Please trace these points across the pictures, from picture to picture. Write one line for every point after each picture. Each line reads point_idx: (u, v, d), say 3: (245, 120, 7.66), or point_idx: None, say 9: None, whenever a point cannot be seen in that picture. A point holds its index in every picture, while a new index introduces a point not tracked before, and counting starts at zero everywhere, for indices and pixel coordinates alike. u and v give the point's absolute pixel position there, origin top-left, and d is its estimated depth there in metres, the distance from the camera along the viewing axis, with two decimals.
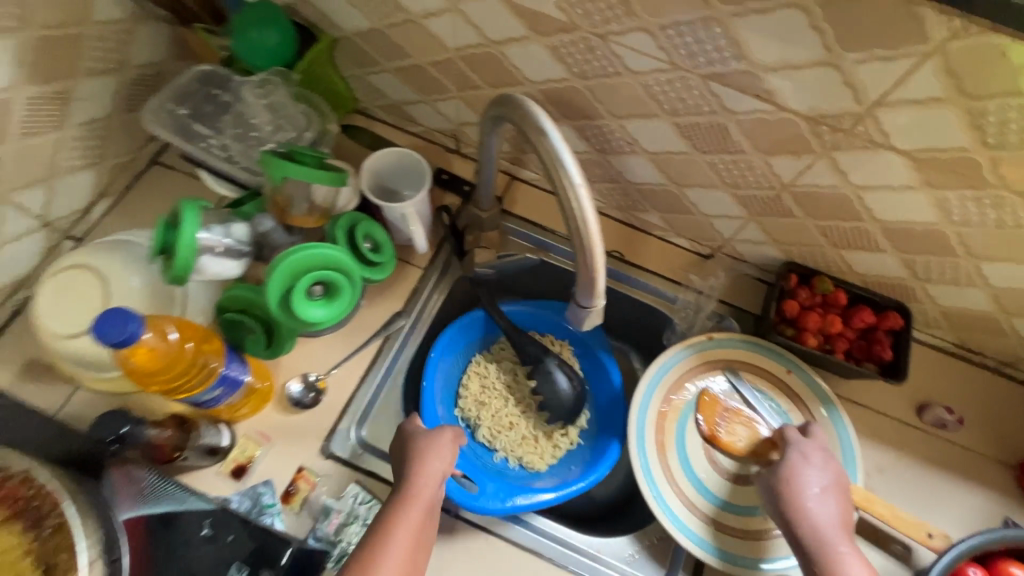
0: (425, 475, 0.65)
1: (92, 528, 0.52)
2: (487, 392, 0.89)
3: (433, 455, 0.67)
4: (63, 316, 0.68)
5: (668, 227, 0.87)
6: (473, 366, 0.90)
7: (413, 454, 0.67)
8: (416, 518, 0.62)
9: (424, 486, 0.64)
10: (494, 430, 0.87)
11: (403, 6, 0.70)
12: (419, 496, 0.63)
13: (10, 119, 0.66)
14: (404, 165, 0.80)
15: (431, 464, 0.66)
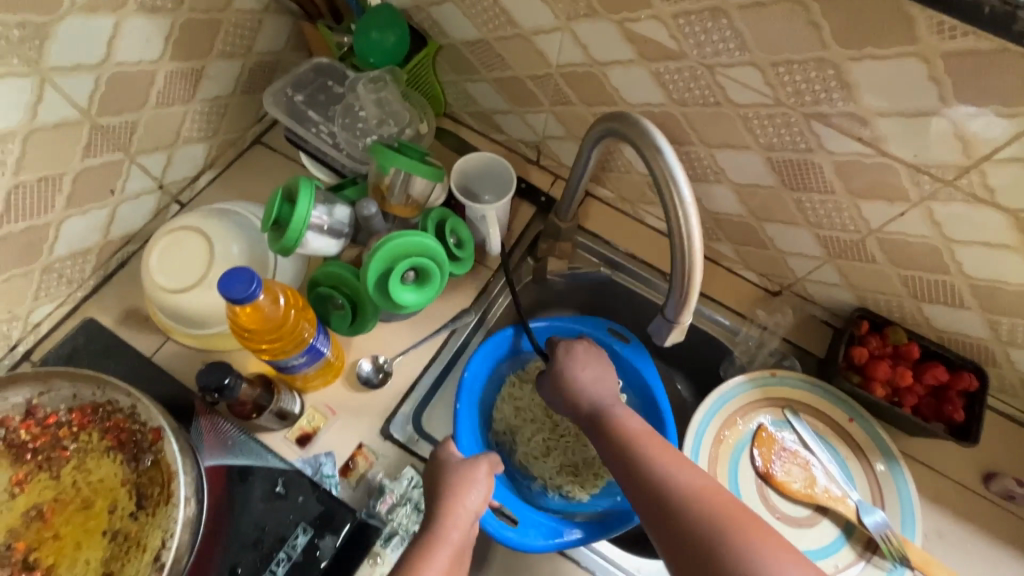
0: (456, 517, 0.62)
1: (190, 465, 0.56)
2: (520, 418, 0.88)
3: (469, 491, 0.64)
4: (170, 272, 0.73)
5: (739, 260, 0.87)
6: (507, 387, 0.89)
7: (445, 489, 0.64)
8: (441, 562, 0.59)
9: (454, 528, 0.62)
10: (530, 456, 0.86)
11: (515, 21, 0.73)
12: (447, 539, 0.61)
13: (150, 89, 0.73)
14: (492, 169, 0.82)
15: (462, 503, 0.63)
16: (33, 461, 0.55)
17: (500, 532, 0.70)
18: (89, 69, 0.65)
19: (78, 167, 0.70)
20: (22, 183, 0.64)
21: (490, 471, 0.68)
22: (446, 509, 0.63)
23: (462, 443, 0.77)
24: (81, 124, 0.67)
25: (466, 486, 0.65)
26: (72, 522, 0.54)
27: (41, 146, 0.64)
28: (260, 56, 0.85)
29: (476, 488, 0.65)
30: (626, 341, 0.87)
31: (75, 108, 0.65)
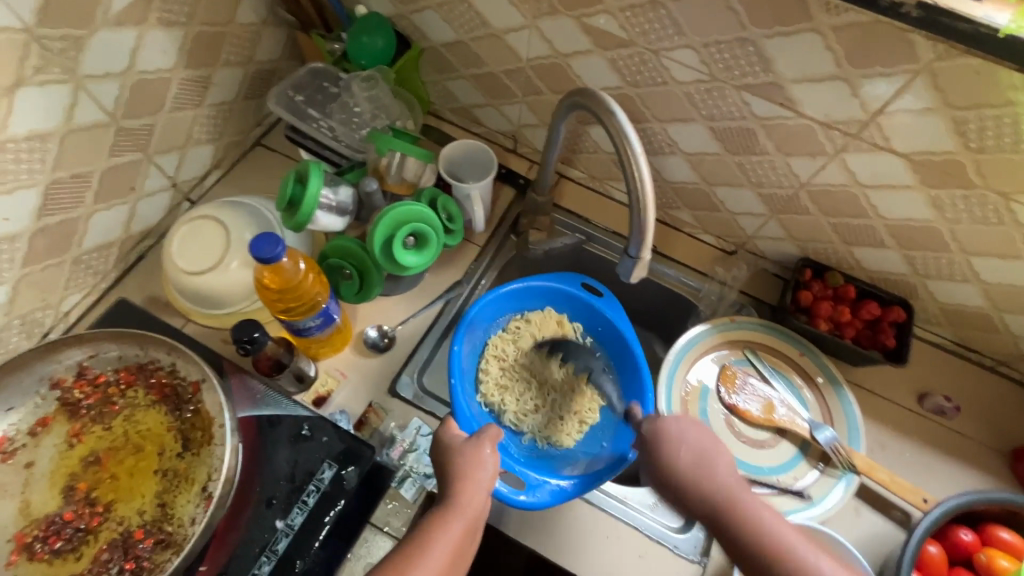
0: (471, 488, 0.64)
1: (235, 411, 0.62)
2: (504, 380, 0.91)
3: (489, 465, 0.66)
4: (189, 256, 0.81)
5: (698, 225, 0.98)
6: (490, 349, 0.93)
7: (456, 471, 0.65)
8: (457, 533, 0.61)
9: (468, 501, 0.63)
10: (520, 414, 0.90)
11: (488, 22, 0.84)
12: (461, 511, 0.62)
13: (165, 94, 0.81)
14: (474, 156, 0.91)
15: (478, 474, 0.65)
16: (87, 415, 0.63)
17: (509, 498, 0.74)
18: (116, 76, 0.73)
19: (106, 165, 0.77)
20: (59, 179, 0.72)
21: (494, 446, 0.68)
22: (460, 484, 0.64)
23: (461, 418, 0.79)
24: (108, 125, 0.75)
25: (481, 462, 0.66)
26: (125, 463, 0.62)
27: (75, 146, 0.72)
28: (260, 65, 0.95)
29: (489, 464, 0.67)
30: (600, 293, 0.93)
31: (103, 111, 0.74)
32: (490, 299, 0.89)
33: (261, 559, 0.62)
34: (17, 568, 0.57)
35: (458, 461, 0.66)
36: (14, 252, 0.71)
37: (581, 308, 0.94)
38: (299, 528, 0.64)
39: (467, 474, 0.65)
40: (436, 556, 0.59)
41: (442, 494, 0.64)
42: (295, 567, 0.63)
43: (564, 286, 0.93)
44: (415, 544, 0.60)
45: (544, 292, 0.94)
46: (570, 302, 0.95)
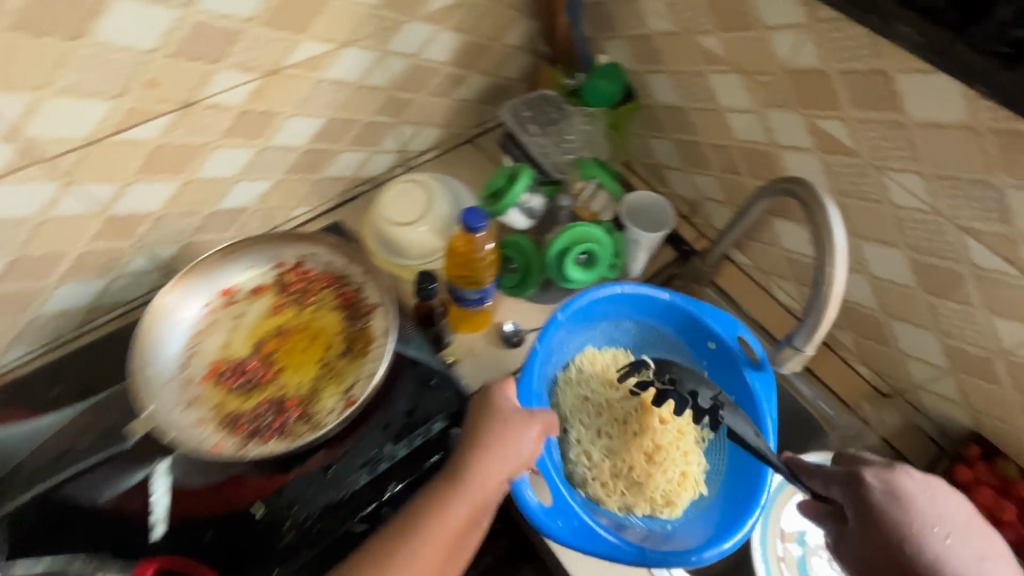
0: (488, 466, 0.64)
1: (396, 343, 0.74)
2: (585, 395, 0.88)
3: (508, 447, 0.65)
4: (395, 207, 0.96)
5: (857, 354, 0.92)
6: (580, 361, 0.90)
7: (472, 450, 0.65)
8: (460, 516, 0.61)
9: (476, 487, 0.63)
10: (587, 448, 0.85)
11: (716, 98, 0.91)
12: (467, 497, 0.62)
13: (430, 80, 0.99)
14: (655, 210, 0.95)
15: (494, 465, 0.64)
16: (288, 297, 0.77)
17: (535, 513, 0.71)
18: (407, 57, 0.92)
19: (368, 120, 0.96)
20: (337, 117, 0.91)
21: (541, 432, 0.68)
22: (473, 462, 0.64)
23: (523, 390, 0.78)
24: (384, 91, 0.94)
25: (497, 438, 0.66)
26: (300, 345, 0.75)
27: (358, 97, 0.91)
28: (502, 80, 1.11)
29: (520, 449, 0.66)
30: (755, 362, 0.85)
31: (386, 79, 0.92)
32: (598, 293, 0.86)
33: (365, 470, 0.69)
34: (203, 388, 0.71)
35: (480, 436, 0.65)
36: (286, 160, 0.91)
37: (727, 363, 0.88)
38: (400, 459, 0.70)
39: (491, 454, 0.64)
40: (428, 535, 0.59)
41: (458, 464, 0.64)
42: (387, 490, 0.69)
43: (657, 309, 0.89)
44: (421, 510, 0.61)
45: (671, 310, 0.88)
46: (699, 338, 0.89)
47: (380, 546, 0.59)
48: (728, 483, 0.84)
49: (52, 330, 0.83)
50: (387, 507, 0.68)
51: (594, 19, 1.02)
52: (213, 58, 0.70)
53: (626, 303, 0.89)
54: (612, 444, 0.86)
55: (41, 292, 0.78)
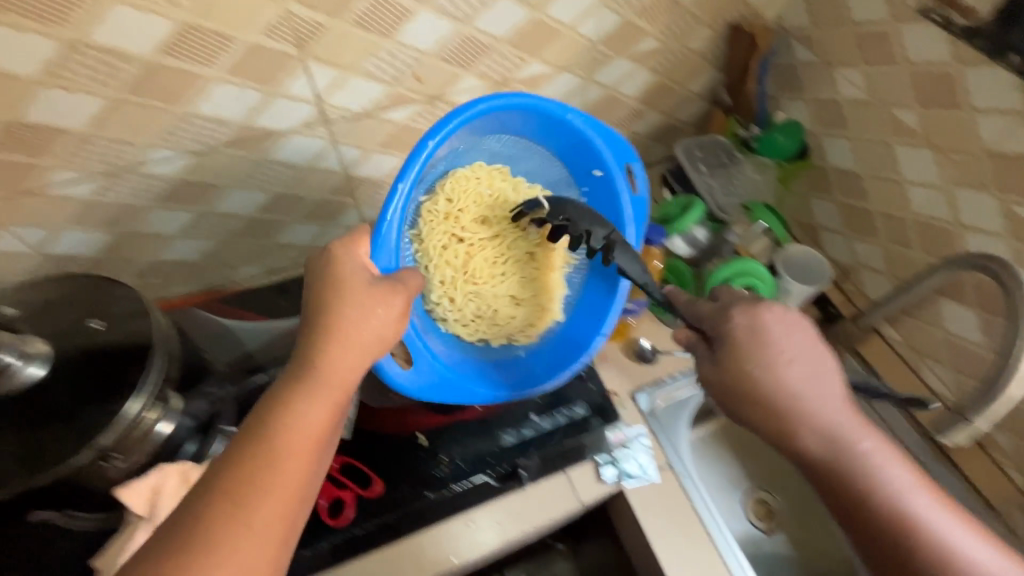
0: (350, 355, 0.54)
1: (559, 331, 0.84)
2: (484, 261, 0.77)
3: (358, 317, 0.55)
4: None
5: (1012, 456, 0.88)
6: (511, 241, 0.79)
7: (333, 328, 0.54)
8: (312, 432, 0.51)
9: (334, 385, 0.53)
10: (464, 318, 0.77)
11: (899, 170, 0.92)
12: (324, 391, 0.53)
13: (616, 111, 1.10)
14: (811, 266, 0.98)
15: (348, 346, 0.54)
16: None
17: (404, 385, 0.66)
18: (604, 88, 1.03)
19: None
20: None
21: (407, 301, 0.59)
22: (331, 348, 0.54)
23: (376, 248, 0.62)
24: (575, 113, 1.06)
25: (344, 309, 0.55)
26: None
27: None
28: (675, 121, 1.19)
29: (370, 322, 0.56)
30: (636, 191, 0.77)
31: (581, 104, 1.04)
32: (480, 108, 0.65)
33: (514, 431, 0.79)
34: None
35: (341, 311, 0.55)
36: None
37: (604, 194, 0.77)
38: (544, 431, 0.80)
39: (349, 317, 0.55)
40: (285, 461, 0.49)
41: (305, 359, 0.53)
42: (528, 454, 0.78)
43: (600, 152, 0.73)
44: (284, 410, 0.51)
45: (576, 132, 0.73)
46: (573, 166, 0.78)
47: (239, 455, 0.49)
48: (578, 312, 0.81)
49: (275, 258, 1.02)
50: (526, 468, 0.77)
51: (781, 79, 1.08)
52: (466, 64, 0.86)
53: (499, 105, 0.67)
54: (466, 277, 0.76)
55: (281, 225, 0.97)
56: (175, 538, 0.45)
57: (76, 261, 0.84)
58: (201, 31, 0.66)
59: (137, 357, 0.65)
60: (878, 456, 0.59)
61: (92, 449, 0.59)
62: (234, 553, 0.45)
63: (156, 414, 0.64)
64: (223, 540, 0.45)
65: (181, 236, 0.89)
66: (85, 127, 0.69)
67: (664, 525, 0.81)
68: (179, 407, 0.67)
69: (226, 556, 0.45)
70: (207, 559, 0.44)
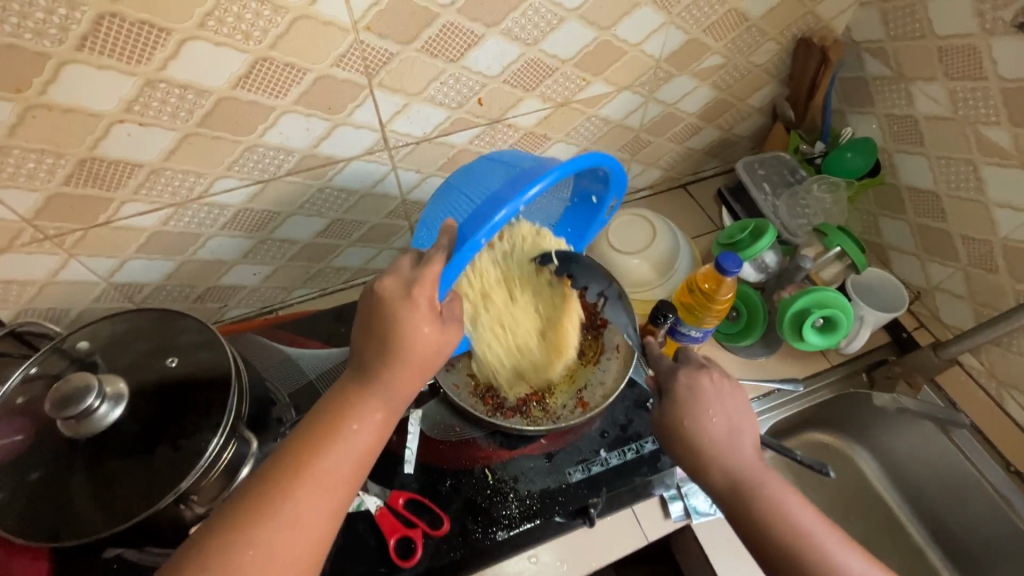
0: (411, 375, 0.54)
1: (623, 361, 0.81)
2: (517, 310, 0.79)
3: (417, 336, 0.53)
4: (621, 237, 1.02)
5: None
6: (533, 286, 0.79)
7: (393, 337, 0.53)
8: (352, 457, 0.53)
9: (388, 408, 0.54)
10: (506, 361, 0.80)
11: (984, 191, 0.87)
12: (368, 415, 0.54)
13: (673, 128, 1.06)
14: (884, 291, 0.94)
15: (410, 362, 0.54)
16: None
17: None
18: (664, 105, 1.00)
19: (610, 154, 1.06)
20: (589, 148, 1.01)
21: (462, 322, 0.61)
22: (393, 368, 0.54)
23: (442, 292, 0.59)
24: (633, 132, 1.03)
25: (404, 327, 0.53)
26: None
27: (611, 134, 1.01)
28: (731, 136, 1.15)
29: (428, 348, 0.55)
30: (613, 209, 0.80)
31: (640, 122, 1.01)
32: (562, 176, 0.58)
33: (581, 466, 0.76)
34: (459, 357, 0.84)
35: (402, 326, 0.53)
36: None
37: (584, 214, 0.80)
38: (612, 466, 0.77)
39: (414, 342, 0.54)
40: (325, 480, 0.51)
41: (367, 371, 0.54)
42: (598, 491, 0.75)
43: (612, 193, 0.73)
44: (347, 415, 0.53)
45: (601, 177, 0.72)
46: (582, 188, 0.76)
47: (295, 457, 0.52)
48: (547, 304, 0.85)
49: (328, 280, 1.01)
50: (596, 507, 0.74)
51: (849, 93, 1.03)
52: (529, 87, 0.84)
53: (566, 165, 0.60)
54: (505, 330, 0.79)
55: (337, 248, 0.96)
56: (227, 525, 0.48)
57: (139, 288, 0.84)
58: (273, 64, 0.65)
59: (211, 394, 0.65)
60: (819, 531, 0.56)
61: (173, 494, 0.58)
62: (283, 532, 0.48)
63: (232, 451, 0.63)
64: (278, 518, 0.49)
65: (240, 262, 0.88)
66: (157, 159, 0.69)
67: (735, 565, 0.77)
68: (255, 448, 0.66)
69: (275, 530, 0.48)
70: (258, 534, 0.48)
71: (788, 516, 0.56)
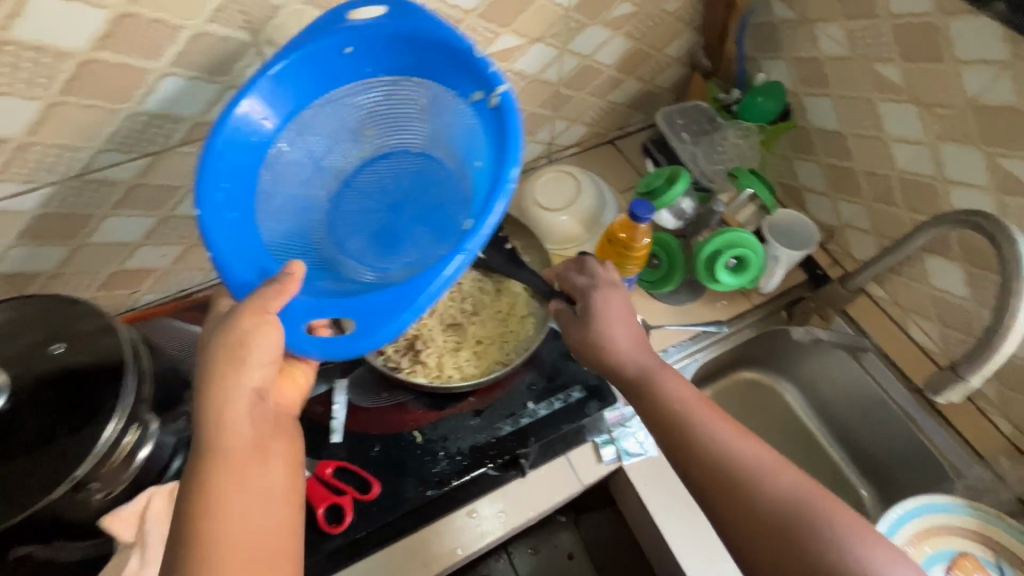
0: (240, 404, 0.56)
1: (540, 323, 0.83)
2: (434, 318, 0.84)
3: (240, 370, 0.56)
4: (547, 194, 1.03)
5: (997, 404, 0.90)
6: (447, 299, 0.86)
7: (222, 371, 0.56)
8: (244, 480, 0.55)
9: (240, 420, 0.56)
10: (439, 366, 0.80)
11: (882, 126, 0.91)
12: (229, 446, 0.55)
13: (592, 81, 1.05)
14: (798, 230, 0.97)
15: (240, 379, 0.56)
16: None
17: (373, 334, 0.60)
18: (580, 57, 0.98)
19: (532, 110, 1.04)
20: None
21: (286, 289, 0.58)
22: (217, 400, 0.55)
23: (241, 283, 0.63)
24: (552, 86, 1.01)
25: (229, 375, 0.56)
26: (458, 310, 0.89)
27: (530, 89, 0.99)
28: (654, 87, 1.15)
29: (252, 345, 0.56)
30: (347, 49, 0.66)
31: (557, 76, 1.00)
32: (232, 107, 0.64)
33: (509, 419, 0.77)
34: None
35: (211, 378, 0.56)
36: None
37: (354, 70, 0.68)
38: (541, 418, 0.78)
39: (228, 363, 0.56)
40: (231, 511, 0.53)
41: (201, 406, 0.55)
42: (528, 441, 0.76)
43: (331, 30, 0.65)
44: (203, 456, 0.54)
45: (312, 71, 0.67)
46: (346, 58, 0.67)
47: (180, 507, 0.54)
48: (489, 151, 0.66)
49: None
50: (526, 457, 0.75)
51: (759, 38, 1.05)
52: None
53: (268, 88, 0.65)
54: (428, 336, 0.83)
55: None
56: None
57: (33, 278, 0.78)
58: (138, 20, 0.60)
59: (104, 376, 0.62)
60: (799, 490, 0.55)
61: (68, 481, 0.57)
62: None
63: (135, 435, 0.63)
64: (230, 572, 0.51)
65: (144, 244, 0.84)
66: (22, 133, 0.63)
67: (665, 502, 0.79)
68: (157, 428, 0.65)
69: None
70: None
71: (733, 449, 0.59)
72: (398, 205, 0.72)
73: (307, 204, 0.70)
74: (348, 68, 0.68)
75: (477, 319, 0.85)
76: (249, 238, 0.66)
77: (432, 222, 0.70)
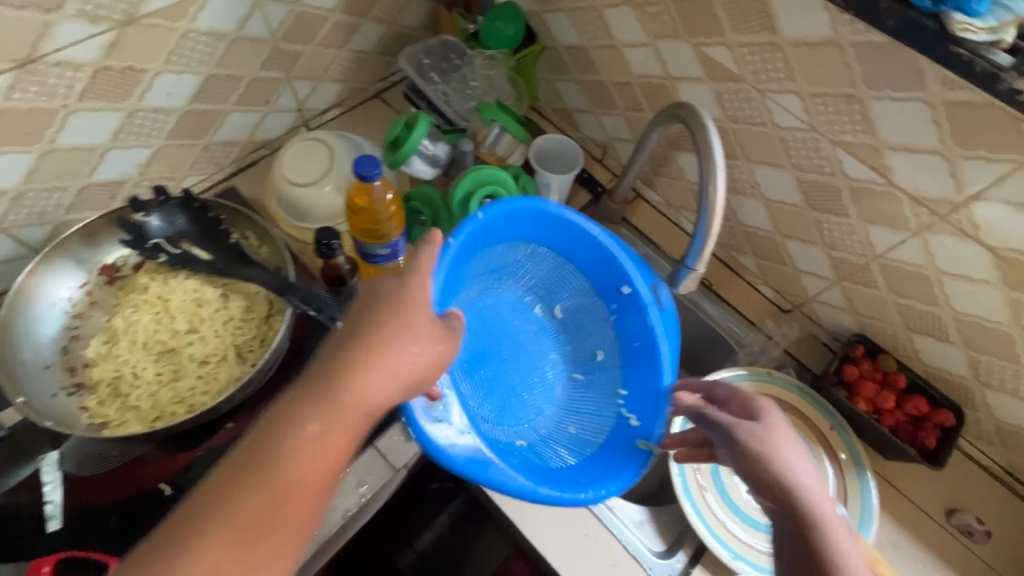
0: (377, 377, 0.50)
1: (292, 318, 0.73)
2: (136, 351, 0.68)
3: (405, 337, 0.53)
4: (294, 169, 0.91)
5: (760, 275, 0.98)
6: (150, 321, 0.69)
7: (374, 332, 0.52)
8: (312, 449, 0.46)
9: (349, 405, 0.49)
10: (153, 406, 0.65)
11: (613, 34, 0.90)
12: (340, 408, 0.48)
13: (318, 31, 0.92)
14: (564, 154, 0.96)
15: (400, 348, 0.52)
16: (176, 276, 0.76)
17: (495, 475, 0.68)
18: (287, 4, 0.84)
19: (255, 75, 0.89)
20: (215, 73, 0.84)
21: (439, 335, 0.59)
22: (369, 366, 0.50)
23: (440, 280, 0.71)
24: (267, 42, 0.87)
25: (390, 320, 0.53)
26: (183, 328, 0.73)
27: (237, 51, 0.84)
28: (401, 27, 1.04)
29: (408, 361, 0.53)
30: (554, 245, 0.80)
31: (267, 30, 0.85)
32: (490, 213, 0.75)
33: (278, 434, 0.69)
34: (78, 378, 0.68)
35: (380, 328, 0.52)
36: (163, 124, 0.83)
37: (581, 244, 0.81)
38: None
39: (329, 405, 0.48)
40: (293, 478, 0.45)
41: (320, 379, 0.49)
42: None
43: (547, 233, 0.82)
44: (266, 442, 0.46)
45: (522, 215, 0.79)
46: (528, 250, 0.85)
47: (185, 512, 0.42)
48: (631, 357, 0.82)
49: None
50: None
51: None
52: (46, 5, 0.64)
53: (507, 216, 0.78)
54: (133, 375, 0.67)
55: None
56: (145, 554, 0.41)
57: None
58: None
59: None
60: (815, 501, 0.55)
61: None
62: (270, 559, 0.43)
63: None
64: (266, 556, 0.43)
65: None
66: None
67: None
68: None
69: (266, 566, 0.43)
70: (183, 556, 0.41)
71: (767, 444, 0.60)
72: (522, 346, 0.84)
73: (501, 296, 0.84)
74: (585, 253, 0.82)
75: (195, 333, 0.69)
76: (462, 272, 0.78)
77: (593, 466, 0.77)
